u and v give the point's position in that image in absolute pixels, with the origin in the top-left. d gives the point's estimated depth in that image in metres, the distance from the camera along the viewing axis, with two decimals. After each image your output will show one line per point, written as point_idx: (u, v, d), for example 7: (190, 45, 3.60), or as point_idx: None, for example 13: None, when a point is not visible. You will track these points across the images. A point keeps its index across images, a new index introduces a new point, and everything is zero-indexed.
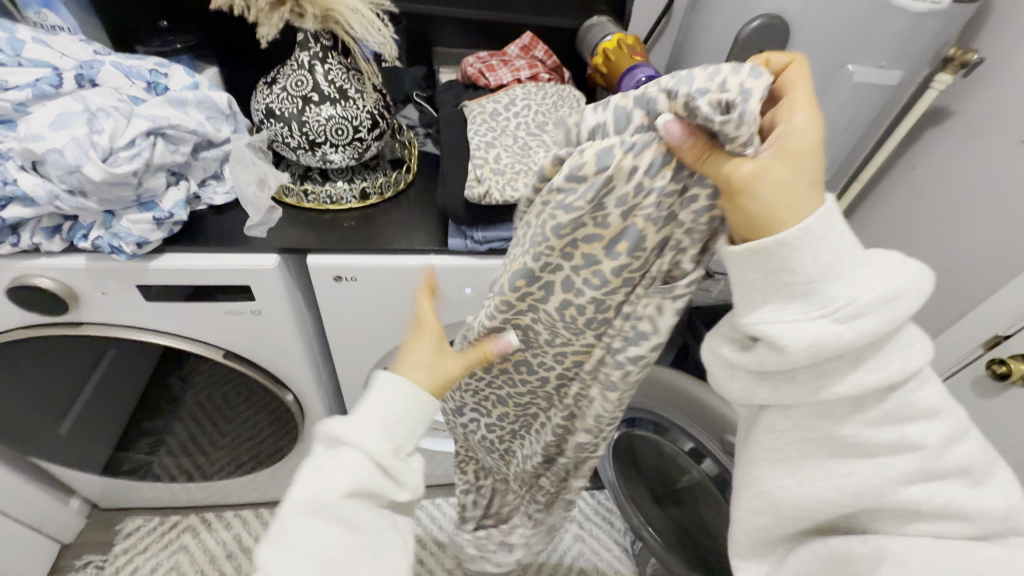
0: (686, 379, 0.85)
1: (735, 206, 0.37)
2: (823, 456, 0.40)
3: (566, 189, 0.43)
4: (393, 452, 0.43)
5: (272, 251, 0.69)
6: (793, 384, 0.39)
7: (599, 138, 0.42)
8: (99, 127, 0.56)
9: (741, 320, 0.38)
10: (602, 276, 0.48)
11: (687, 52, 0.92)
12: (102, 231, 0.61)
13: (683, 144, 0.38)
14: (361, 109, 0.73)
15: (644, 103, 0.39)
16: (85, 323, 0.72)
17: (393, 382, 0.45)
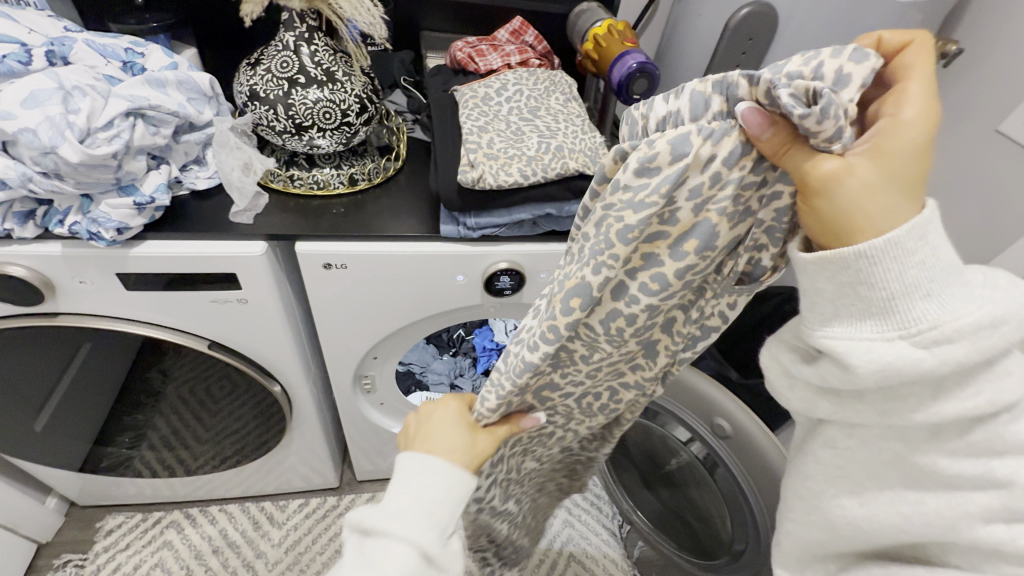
0: (716, 389, 0.81)
1: (813, 208, 0.35)
2: (893, 484, 0.38)
3: (639, 187, 0.39)
4: (434, 541, 0.47)
5: (259, 237, 0.67)
6: (862, 404, 0.37)
7: (671, 128, 0.39)
8: (74, 106, 0.53)
9: (809, 332, 0.37)
10: (663, 281, 0.45)
11: (676, 38, 0.92)
12: (79, 217, 0.59)
13: (760, 138, 0.35)
14: (349, 93, 0.71)
15: (724, 89, 0.36)
16: (60, 313, 0.69)
17: (423, 466, 0.50)
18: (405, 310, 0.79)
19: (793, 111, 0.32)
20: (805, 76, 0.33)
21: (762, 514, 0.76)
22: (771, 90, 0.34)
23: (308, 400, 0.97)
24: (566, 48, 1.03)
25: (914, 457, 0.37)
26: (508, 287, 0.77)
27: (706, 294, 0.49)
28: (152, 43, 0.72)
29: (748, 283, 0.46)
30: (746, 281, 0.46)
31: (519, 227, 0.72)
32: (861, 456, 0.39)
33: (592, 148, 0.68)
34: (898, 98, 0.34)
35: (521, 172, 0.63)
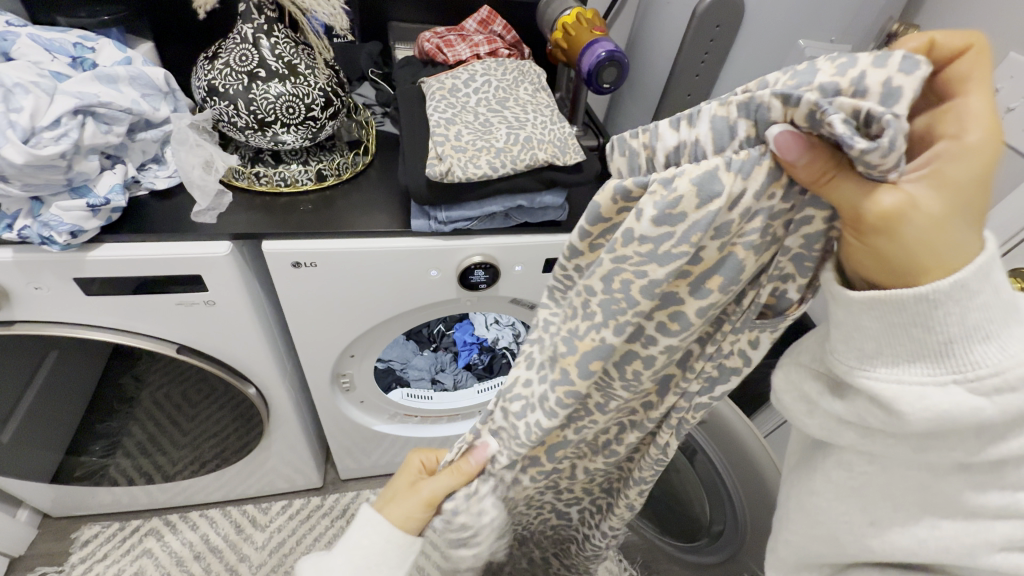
0: (735, 413, 0.77)
1: (868, 245, 0.31)
2: (910, 507, 0.35)
3: (659, 237, 0.35)
4: None
5: (223, 237, 0.65)
6: (895, 440, 0.33)
7: (687, 160, 0.34)
8: (17, 104, 0.51)
9: (844, 368, 0.33)
10: (684, 322, 0.40)
11: (647, 28, 0.93)
12: (30, 220, 0.56)
13: (799, 164, 0.30)
14: (313, 86, 0.69)
15: (749, 112, 0.31)
16: (17, 321, 0.67)
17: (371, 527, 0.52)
18: (381, 307, 0.78)
19: (854, 144, 0.26)
20: (840, 88, 0.28)
21: (739, 497, 0.77)
22: (814, 113, 0.29)
23: (285, 400, 0.95)
24: (537, 38, 1.02)
25: (942, 488, 0.34)
26: (483, 280, 0.76)
27: (723, 327, 0.43)
28: (103, 37, 0.69)
29: (772, 316, 0.41)
30: (770, 315, 0.41)
31: (491, 220, 0.71)
32: (880, 482, 0.35)
33: (562, 139, 0.67)
34: (959, 113, 0.29)
35: (489, 164, 0.63)
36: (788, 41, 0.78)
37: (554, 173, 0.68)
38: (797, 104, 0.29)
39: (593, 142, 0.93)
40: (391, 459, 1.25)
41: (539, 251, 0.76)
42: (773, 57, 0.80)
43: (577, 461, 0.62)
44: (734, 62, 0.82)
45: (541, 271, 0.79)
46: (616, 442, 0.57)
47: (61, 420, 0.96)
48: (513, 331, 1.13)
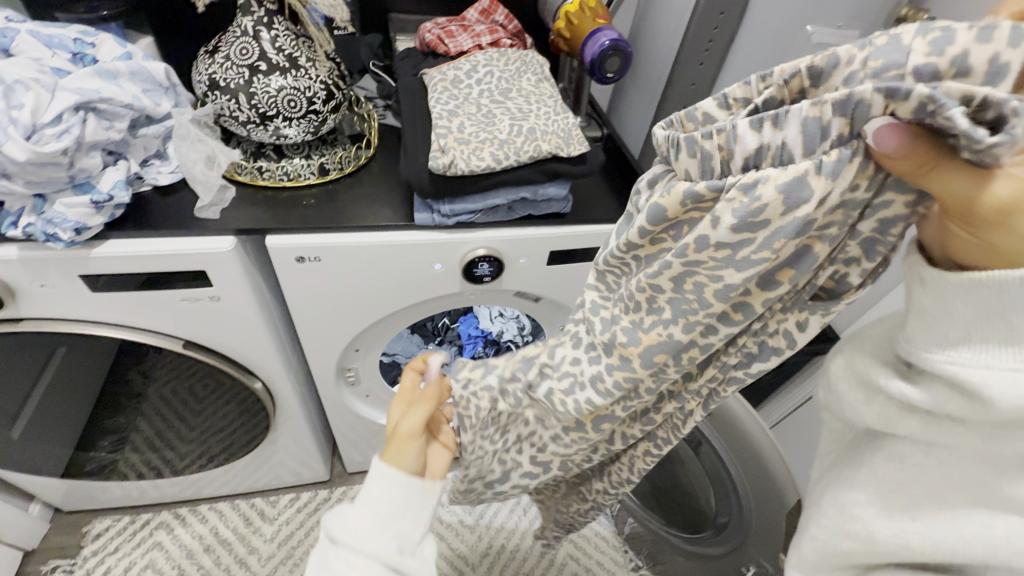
0: (739, 405, 0.75)
1: (978, 235, 0.27)
2: (957, 503, 0.30)
3: (737, 242, 0.32)
4: (399, 550, 0.47)
5: (227, 233, 0.65)
6: (962, 426, 0.28)
7: (772, 163, 0.30)
8: (18, 101, 0.50)
9: (919, 352, 0.29)
10: (750, 311, 0.38)
11: (650, 18, 0.93)
12: (34, 217, 0.56)
13: (894, 159, 0.27)
14: (314, 80, 0.69)
15: (846, 111, 0.27)
16: (24, 317, 0.67)
17: (390, 472, 0.50)
18: (385, 300, 0.78)
19: (983, 139, 0.23)
20: (939, 71, 0.25)
21: (744, 489, 0.77)
22: (924, 107, 0.24)
23: (291, 395, 0.96)
24: (539, 27, 1.01)
25: (1001, 487, 0.29)
26: (487, 273, 0.76)
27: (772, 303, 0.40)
28: (103, 32, 0.69)
29: (826, 299, 0.38)
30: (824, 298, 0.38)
31: (499, 213, 0.71)
32: (933, 477, 0.30)
33: (566, 129, 0.66)
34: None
35: (492, 156, 0.62)
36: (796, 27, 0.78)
37: (558, 165, 0.67)
38: (907, 98, 0.25)
39: (596, 133, 0.91)
40: None
41: (543, 244, 0.76)
42: (779, 44, 0.80)
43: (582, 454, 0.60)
44: (740, 51, 0.82)
45: (544, 263, 0.79)
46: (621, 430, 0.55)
47: (70, 415, 0.97)
48: (517, 324, 1.13)
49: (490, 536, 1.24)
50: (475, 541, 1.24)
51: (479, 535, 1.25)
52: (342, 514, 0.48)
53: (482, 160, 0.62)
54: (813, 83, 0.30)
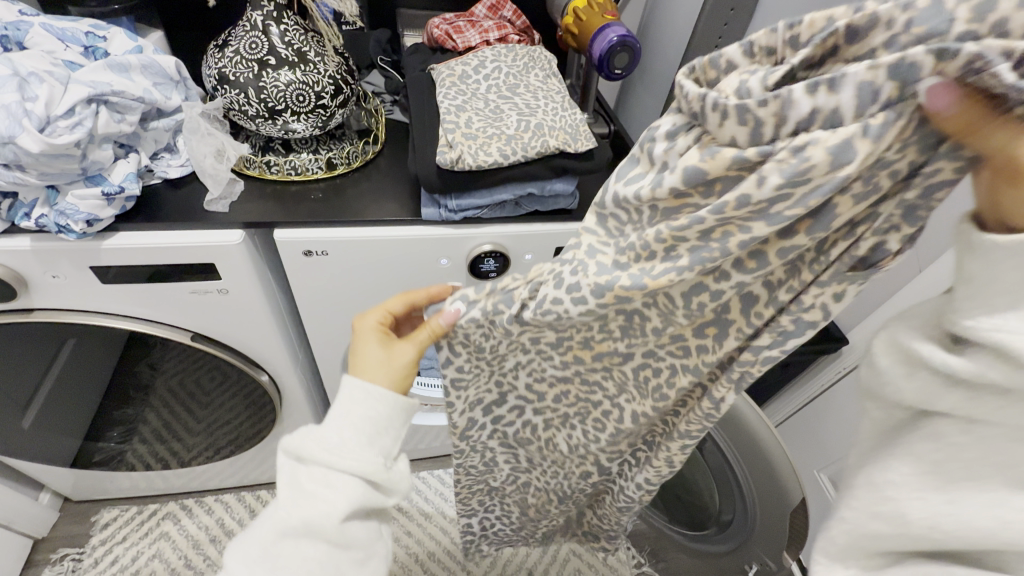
0: (751, 407, 0.74)
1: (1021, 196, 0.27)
2: (993, 483, 0.29)
3: (776, 199, 0.32)
4: (382, 465, 0.48)
5: (236, 226, 0.66)
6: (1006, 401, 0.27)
7: (823, 126, 0.30)
8: (32, 93, 0.51)
9: (964, 321, 0.28)
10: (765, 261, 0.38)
11: (658, 14, 0.92)
12: (47, 209, 0.56)
13: (945, 116, 0.27)
14: (322, 74, 0.69)
15: (899, 73, 0.27)
16: (35, 309, 0.68)
17: (368, 394, 0.49)
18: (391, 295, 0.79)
19: None
20: (979, 36, 0.26)
21: (750, 489, 0.77)
22: (971, 64, 0.25)
23: (297, 388, 0.97)
24: (547, 23, 1.01)
25: None
26: (493, 268, 0.76)
27: (803, 275, 0.39)
28: (115, 27, 0.70)
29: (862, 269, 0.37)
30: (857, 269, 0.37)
31: (507, 209, 0.72)
32: (974, 454, 0.29)
33: (573, 125, 0.66)
34: None
35: (500, 151, 0.62)
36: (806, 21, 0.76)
37: (565, 161, 0.67)
38: (955, 56, 0.25)
39: (604, 130, 0.91)
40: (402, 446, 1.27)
41: (548, 240, 0.76)
42: None
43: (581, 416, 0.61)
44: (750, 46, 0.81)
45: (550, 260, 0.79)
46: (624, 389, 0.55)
47: (80, 405, 0.98)
48: None
49: None
50: None
51: None
52: (311, 434, 0.47)
53: (490, 155, 0.62)
54: (848, 40, 0.30)
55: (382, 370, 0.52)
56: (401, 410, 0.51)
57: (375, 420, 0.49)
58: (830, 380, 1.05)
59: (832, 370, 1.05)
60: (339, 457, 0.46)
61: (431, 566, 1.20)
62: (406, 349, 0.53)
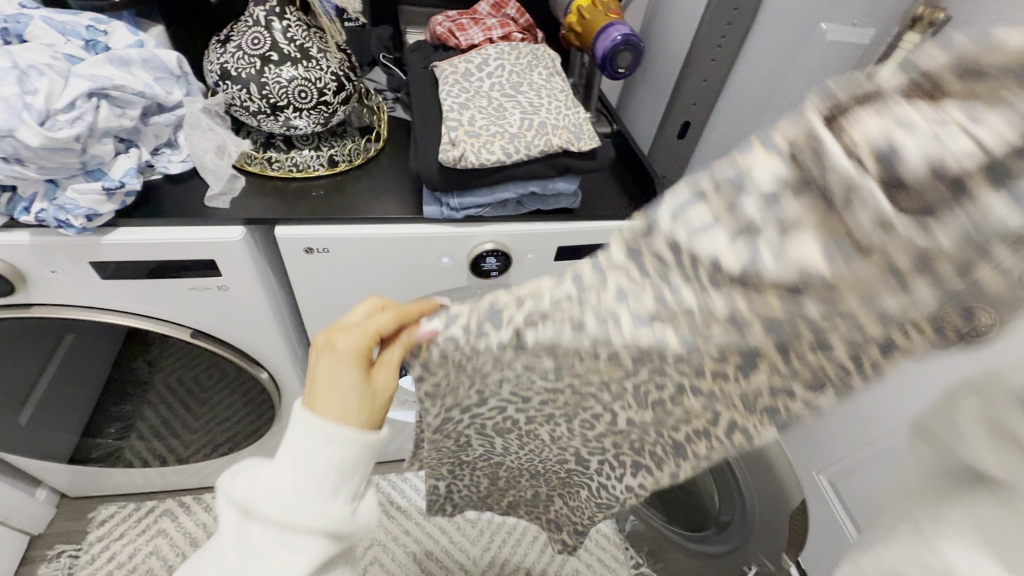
0: None
1: None
2: None
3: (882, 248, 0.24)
4: (346, 513, 0.45)
5: (237, 222, 0.65)
6: None
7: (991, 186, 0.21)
8: (32, 86, 0.50)
9: None
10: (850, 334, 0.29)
11: (661, 13, 0.92)
12: (46, 203, 0.56)
13: None
14: (325, 70, 0.69)
15: None
16: (35, 304, 0.67)
17: (329, 437, 0.45)
18: (391, 292, 0.78)
19: None
20: None
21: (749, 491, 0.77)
22: None
23: (296, 386, 0.96)
24: (550, 23, 1.01)
25: None
26: (494, 267, 0.76)
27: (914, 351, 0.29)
28: (116, 20, 0.69)
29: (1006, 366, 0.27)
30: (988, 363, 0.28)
31: (510, 208, 0.71)
32: None
33: (576, 124, 0.66)
34: None
35: (503, 150, 0.62)
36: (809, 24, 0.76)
37: (569, 160, 0.67)
38: None
39: (606, 129, 0.91)
40: (401, 444, 1.27)
41: (551, 239, 0.76)
42: (796, 40, 0.79)
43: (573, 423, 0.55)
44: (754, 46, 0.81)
45: (552, 259, 0.80)
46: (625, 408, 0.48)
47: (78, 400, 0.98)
48: None
49: (491, 531, 1.26)
50: (476, 535, 1.25)
51: (480, 529, 1.26)
52: (257, 488, 0.44)
53: (495, 153, 0.62)
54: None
55: (359, 406, 0.47)
56: (369, 449, 0.47)
57: (335, 468, 0.44)
58: None
59: None
60: (292, 514, 0.43)
61: (429, 565, 1.20)
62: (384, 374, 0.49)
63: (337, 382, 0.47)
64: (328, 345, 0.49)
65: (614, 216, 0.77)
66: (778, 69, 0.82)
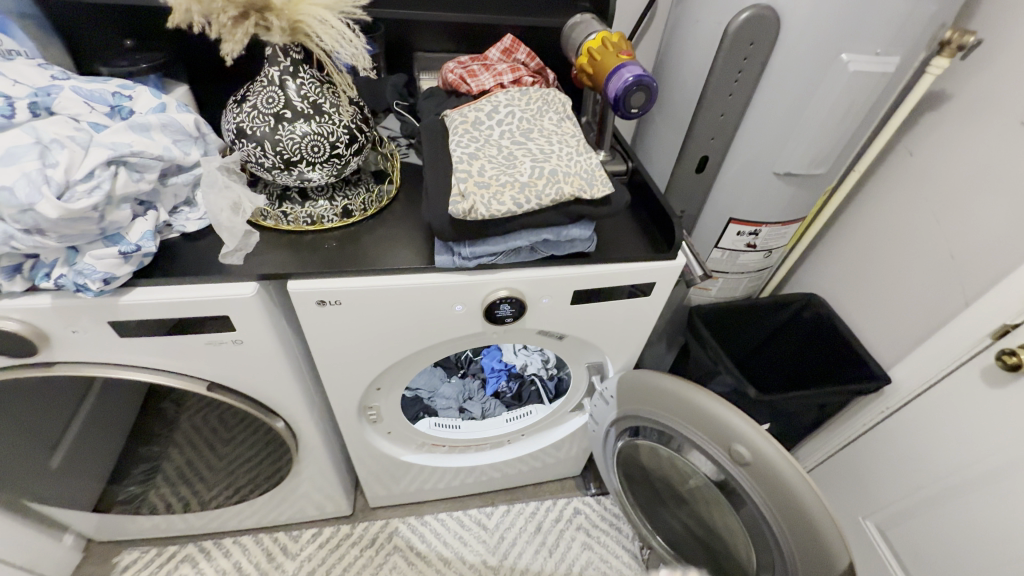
0: (789, 466, 0.69)
1: None
2: None
3: None
4: None
5: (250, 278, 0.66)
6: None
7: None
8: (54, 160, 0.51)
9: None
10: None
11: (672, 49, 0.91)
12: (66, 269, 0.57)
13: None
14: (337, 124, 0.71)
15: None
16: (56, 362, 0.68)
17: None
18: (407, 341, 0.77)
19: None
20: None
21: (788, 543, 0.71)
22: None
23: (314, 432, 0.95)
24: (561, 63, 1.01)
25: None
26: (509, 314, 0.74)
27: None
28: (141, 85, 0.73)
29: None
30: None
31: (529, 254, 0.70)
32: None
33: (589, 170, 0.65)
34: None
35: (514, 200, 0.61)
36: (831, 55, 0.74)
37: (582, 206, 0.65)
38: None
39: (620, 167, 0.89)
40: (420, 487, 1.24)
41: (567, 284, 0.74)
42: (814, 71, 0.76)
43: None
44: (771, 79, 0.79)
45: (569, 303, 0.78)
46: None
47: (108, 438, 0.99)
48: (541, 357, 1.11)
49: None
50: None
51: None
52: None
53: (506, 202, 0.61)
54: None
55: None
56: None
57: None
58: (874, 419, 1.07)
59: (872, 411, 1.07)
60: None
61: None
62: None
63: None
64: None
65: (633, 256, 0.75)
66: (799, 98, 0.80)
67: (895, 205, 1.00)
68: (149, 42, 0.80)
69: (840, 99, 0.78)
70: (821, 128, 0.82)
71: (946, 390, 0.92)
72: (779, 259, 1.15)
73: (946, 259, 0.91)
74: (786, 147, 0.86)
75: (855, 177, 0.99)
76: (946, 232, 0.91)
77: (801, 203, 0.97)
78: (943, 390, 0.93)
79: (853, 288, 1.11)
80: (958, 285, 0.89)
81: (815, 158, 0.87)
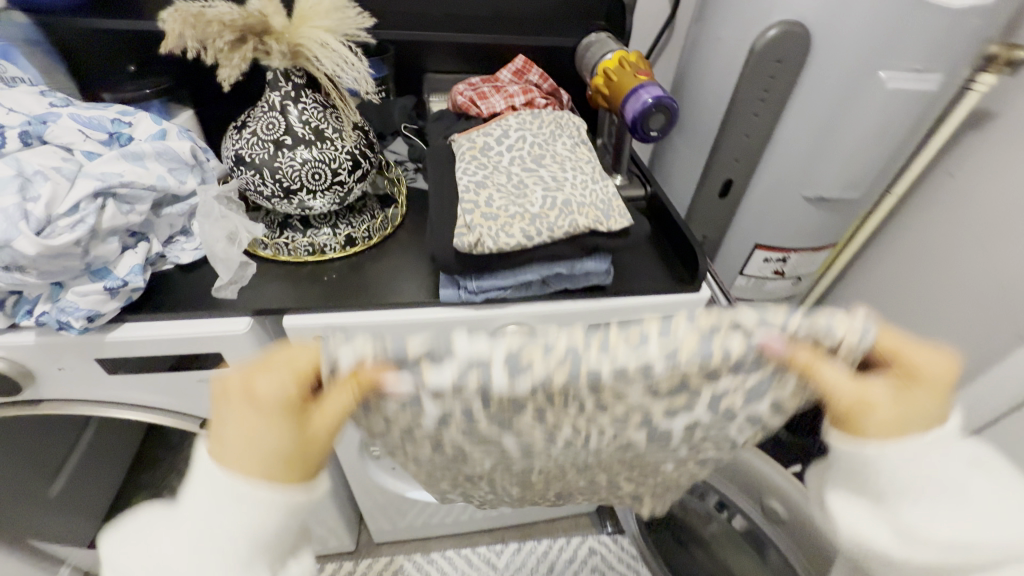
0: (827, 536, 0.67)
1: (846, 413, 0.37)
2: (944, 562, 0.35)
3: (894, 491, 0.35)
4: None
5: (244, 313, 0.62)
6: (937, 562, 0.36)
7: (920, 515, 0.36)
8: (34, 192, 0.49)
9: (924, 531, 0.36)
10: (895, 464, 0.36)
11: (690, 68, 0.86)
12: (48, 305, 0.54)
13: (792, 352, 0.35)
14: (339, 151, 0.67)
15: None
16: (43, 399, 0.65)
17: (226, 491, 0.38)
18: None
19: None
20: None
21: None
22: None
23: None
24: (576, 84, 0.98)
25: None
26: None
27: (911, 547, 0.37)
28: (143, 110, 0.71)
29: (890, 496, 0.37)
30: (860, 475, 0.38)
31: (541, 289, 0.66)
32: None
33: (605, 200, 0.60)
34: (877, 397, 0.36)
35: (523, 232, 0.56)
36: (866, 73, 0.69)
37: (599, 239, 0.60)
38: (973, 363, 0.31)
39: (638, 192, 0.85)
40: (426, 522, 1.18)
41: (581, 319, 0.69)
42: (846, 90, 0.71)
43: (623, 453, 0.47)
44: (800, 99, 0.74)
45: None
46: (640, 432, 0.43)
47: (103, 460, 1.04)
48: None
49: None
50: None
51: None
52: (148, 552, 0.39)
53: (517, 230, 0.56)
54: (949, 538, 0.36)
55: (277, 468, 0.38)
56: (288, 514, 0.39)
57: (245, 535, 0.38)
58: None
59: None
60: None
61: None
62: (318, 415, 0.38)
63: (254, 441, 0.37)
64: (242, 391, 0.38)
65: (652, 290, 0.70)
66: (826, 120, 0.75)
67: (936, 230, 0.93)
68: (154, 66, 0.79)
69: (873, 122, 0.73)
70: (852, 150, 0.76)
71: (1001, 434, 0.84)
72: (808, 287, 1.08)
73: (995, 290, 0.83)
74: (816, 170, 0.80)
75: (891, 200, 0.93)
76: (994, 261, 0.83)
77: (833, 227, 0.91)
78: (995, 433, 0.85)
79: (893, 316, 1.03)
80: (1010, 319, 0.81)
81: (848, 182, 0.82)
